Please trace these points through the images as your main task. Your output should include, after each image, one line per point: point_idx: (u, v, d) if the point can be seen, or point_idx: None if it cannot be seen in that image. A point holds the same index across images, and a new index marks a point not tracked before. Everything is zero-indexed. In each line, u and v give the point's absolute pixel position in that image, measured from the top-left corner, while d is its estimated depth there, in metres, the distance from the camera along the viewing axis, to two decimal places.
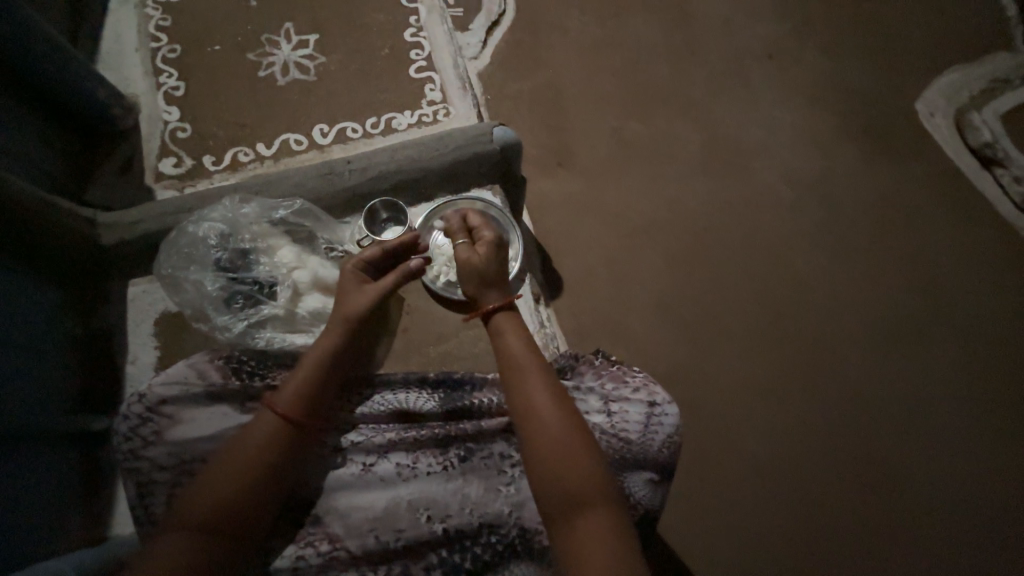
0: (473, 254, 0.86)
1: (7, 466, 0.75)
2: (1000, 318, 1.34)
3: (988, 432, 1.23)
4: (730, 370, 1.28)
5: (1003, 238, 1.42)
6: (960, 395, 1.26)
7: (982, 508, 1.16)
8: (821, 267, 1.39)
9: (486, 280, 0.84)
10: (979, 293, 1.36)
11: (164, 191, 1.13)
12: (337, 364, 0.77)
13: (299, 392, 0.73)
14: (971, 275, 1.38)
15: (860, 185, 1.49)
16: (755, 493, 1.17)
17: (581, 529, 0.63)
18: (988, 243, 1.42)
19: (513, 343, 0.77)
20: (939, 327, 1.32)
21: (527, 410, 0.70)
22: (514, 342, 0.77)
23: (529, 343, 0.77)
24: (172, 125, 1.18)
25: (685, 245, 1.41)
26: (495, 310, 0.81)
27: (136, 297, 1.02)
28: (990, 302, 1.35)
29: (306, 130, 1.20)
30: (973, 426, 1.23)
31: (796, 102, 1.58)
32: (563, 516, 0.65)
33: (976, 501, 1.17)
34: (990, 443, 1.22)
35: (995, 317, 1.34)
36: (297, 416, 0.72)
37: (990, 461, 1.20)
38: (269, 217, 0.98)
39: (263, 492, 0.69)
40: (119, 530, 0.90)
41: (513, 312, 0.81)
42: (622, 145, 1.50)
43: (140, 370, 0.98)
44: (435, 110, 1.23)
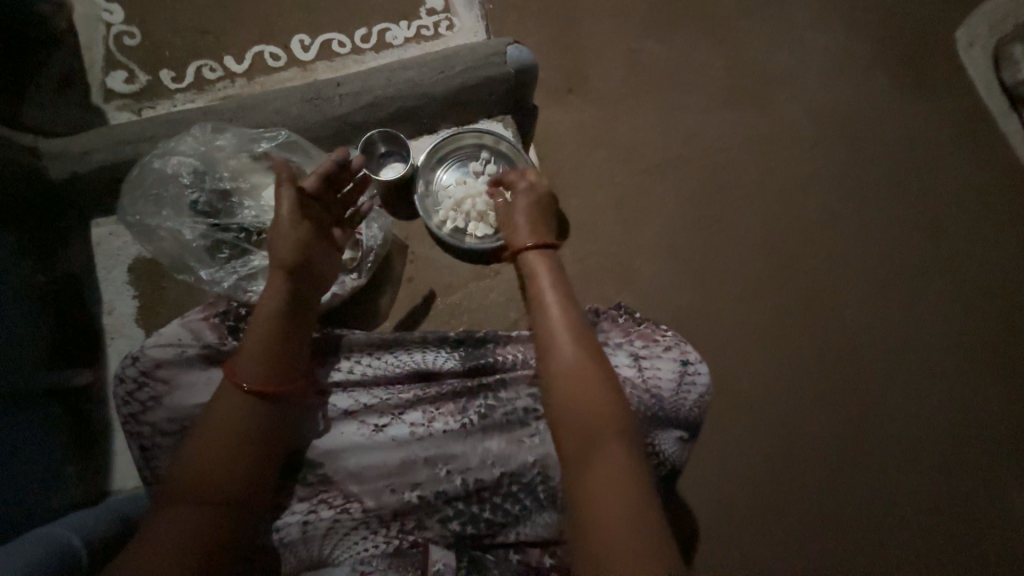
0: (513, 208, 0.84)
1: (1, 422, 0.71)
2: (1005, 267, 1.31)
3: (976, 380, 1.25)
4: (740, 322, 1.25)
5: (1017, 182, 1.37)
6: (958, 346, 1.26)
7: (960, 450, 1.21)
8: (842, 215, 1.33)
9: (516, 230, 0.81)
10: (988, 240, 1.33)
11: (116, 113, 0.96)
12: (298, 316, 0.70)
13: (257, 357, 0.65)
14: (981, 222, 1.34)
15: (887, 123, 1.38)
16: (758, 442, 1.19)
17: (591, 458, 0.59)
18: (1001, 188, 1.36)
19: (544, 279, 0.74)
20: (944, 276, 1.30)
21: (545, 336, 0.68)
22: (546, 278, 0.74)
23: (557, 279, 0.74)
24: (117, 29, 0.98)
25: (700, 187, 1.31)
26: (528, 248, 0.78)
27: (103, 241, 0.93)
28: (997, 250, 1.32)
29: (283, 41, 1.01)
30: (963, 373, 1.25)
31: (832, 24, 1.41)
32: (573, 442, 0.61)
33: (958, 444, 1.21)
34: (976, 390, 1.24)
35: (999, 266, 1.31)
36: (264, 386, 0.64)
37: (973, 407, 1.23)
38: (250, 150, 0.83)
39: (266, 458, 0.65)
40: (121, 484, 0.88)
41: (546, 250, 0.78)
42: (640, 72, 1.33)
43: (119, 320, 0.91)
44: (437, 21, 1.04)
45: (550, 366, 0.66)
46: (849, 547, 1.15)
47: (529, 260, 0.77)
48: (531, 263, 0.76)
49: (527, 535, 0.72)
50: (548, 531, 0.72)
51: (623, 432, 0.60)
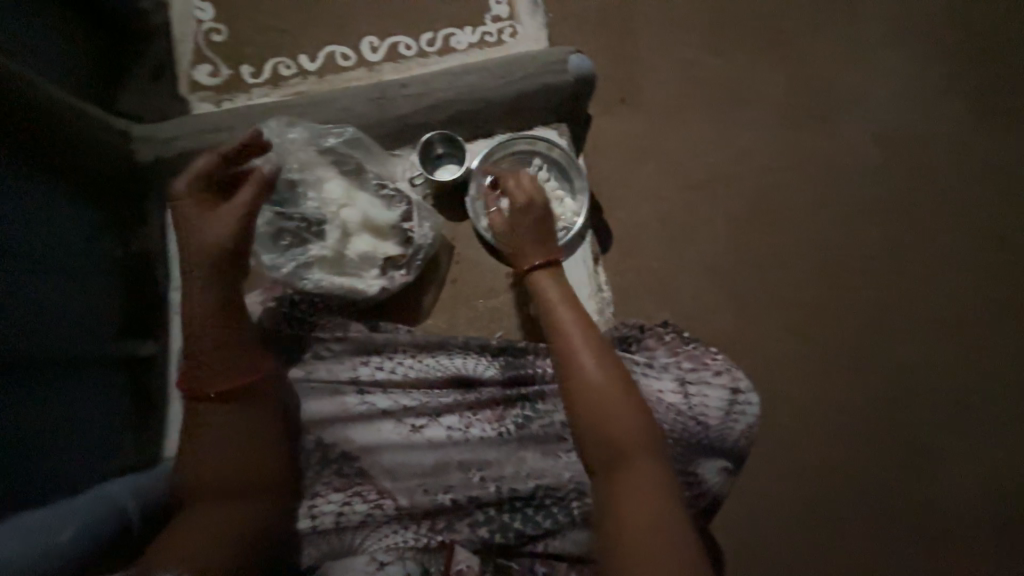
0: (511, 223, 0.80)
1: (68, 387, 0.76)
2: None
3: None
4: (787, 352, 1.19)
5: None
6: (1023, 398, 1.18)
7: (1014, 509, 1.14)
8: (907, 247, 1.25)
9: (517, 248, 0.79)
10: None
11: (200, 104, 1.03)
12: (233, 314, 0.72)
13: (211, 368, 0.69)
14: None
15: (963, 154, 1.30)
16: (797, 481, 1.13)
17: (623, 482, 0.60)
18: None
19: (556, 301, 0.73)
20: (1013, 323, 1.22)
21: (563, 356, 0.67)
22: (556, 298, 0.73)
23: (568, 297, 0.73)
24: (206, 26, 1.05)
25: (753, 208, 1.27)
26: (536, 266, 0.77)
27: (178, 221, 1.00)
28: None
29: (354, 42, 1.05)
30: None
31: (910, 45, 1.34)
32: (604, 464, 0.61)
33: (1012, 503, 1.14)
34: None
35: None
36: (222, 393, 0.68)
37: None
38: (318, 144, 0.88)
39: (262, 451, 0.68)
40: (170, 451, 0.93)
41: (552, 267, 0.77)
42: (698, 86, 1.30)
43: (184, 297, 0.99)
44: (501, 28, 1.07)
45: (570, 385, 0.65)
46: None
47: (536, 280, 0.76)
48: (540, 282, 0.76)
49: (555, 547, 0.70)
50: (574, 546, 0.71)
51: (655, 454, 0.61)
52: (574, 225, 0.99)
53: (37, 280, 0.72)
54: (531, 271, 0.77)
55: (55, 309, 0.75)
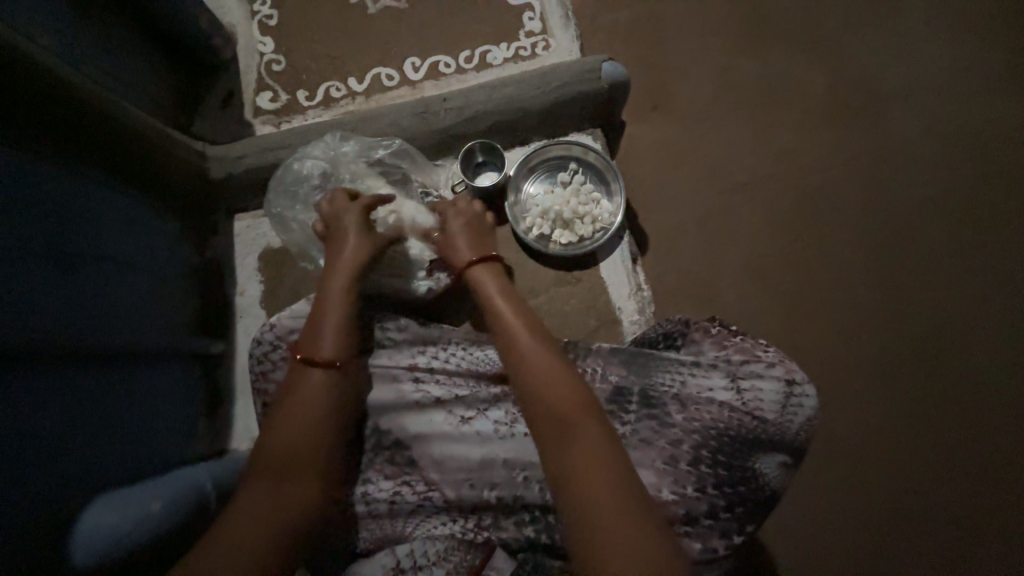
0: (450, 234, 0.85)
1: (145, 377, 0.85)
2: None
3: None
4: (835, 354, 1.16)
5: None
6: None
7: None
8: (961, 243, 1.21)
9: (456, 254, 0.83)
10: None
11: (262, 127, 1.13)
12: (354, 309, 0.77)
13: (332, 335, 0.72)
14: None
15: (1020, 144, 1.24)
16: (851, 488, 1.10)
17: (564, 445, 0.61)
18: None
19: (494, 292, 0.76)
20: None
21: (508, 342, 0.70)
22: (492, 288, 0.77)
23: (505, 287, 0.77)
24: (267, 57, 1.16)
25: (794, 206, 1.25)
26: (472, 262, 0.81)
27: (242, 232, 1.08)
28: None
29: (398, 64, 1.13)
30: None
31: (956, 35, 1.30)
32: (549, 431, 0.63)
33: None
34: None
35: None
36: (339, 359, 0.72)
37: None
38: (368, 156, 0.94)
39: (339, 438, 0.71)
40: (237, 444, 1.00)
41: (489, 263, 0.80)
42: (732, 89, 1.31)
43: (248, 302, 1.06)
44: (534, 42, 1.12)
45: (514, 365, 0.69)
46: None
47: (472, 273, 0.80)
48: (476, 275, 0.79)
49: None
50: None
51: (596, 416, 0.63)
52: (611, 225, 1.00)
53: (115, 273, 0.82)
54: (469, 266, 0.80)
55: (131, 303, 0.84)
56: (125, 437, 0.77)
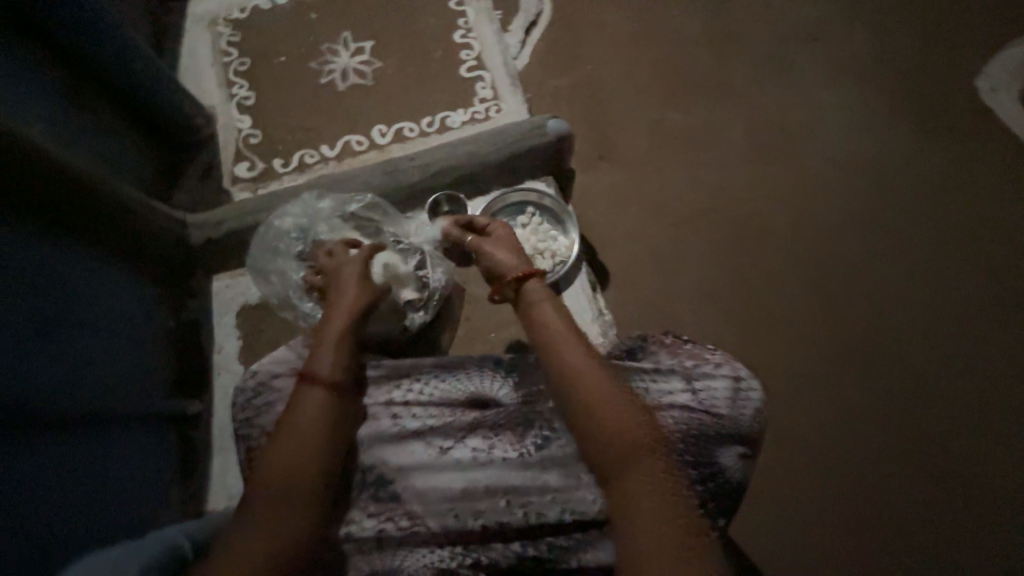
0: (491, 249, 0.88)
1: (111, 444, 0.83)
2: None
3: None
4: (787, 361, 1.26)
5: None
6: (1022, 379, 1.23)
7: None
8: (880, 253, 1.37)
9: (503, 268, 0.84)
10: None
11: (239, 193, 1.20)
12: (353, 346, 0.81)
13: (336, 359, 0.78)
14: None
15: (916, 166, 1.45)
16: (818, 487, 1.17)
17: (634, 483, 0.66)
18: None
19: (548, 311, 0.78)
20: (998, 309, 1.30)
21: (566, 371, 0.72)
22: (546, 307, 0.78)
23: (559, 307, 0.78)
24: (244, 132, 1.26)
25: (733, 232, 1.39)
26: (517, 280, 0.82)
27: (220, 292, 1.12)
28: None
29: (367, 131, 1.26)
30: None
31: (844, 83, 1.55)
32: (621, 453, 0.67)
33: None
34: None
35: None
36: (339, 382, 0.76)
37: None
38: (343, 211, 1.01)
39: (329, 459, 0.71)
40: (214, 505, 0.98)
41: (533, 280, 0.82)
42: (665, 137, 1.50)
43: (225, 359, 1.08)
44: (487, 107, 1.27)
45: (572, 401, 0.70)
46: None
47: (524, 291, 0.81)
48: (528, 292, 0.80)
49: (589, 560, 0.72)
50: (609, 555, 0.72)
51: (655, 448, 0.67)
52: (568, 258, 1.11)
53: (77, 332, 0.82)
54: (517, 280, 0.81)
55: (90, 363, 0.83)
56: (83, 503, 0.74)
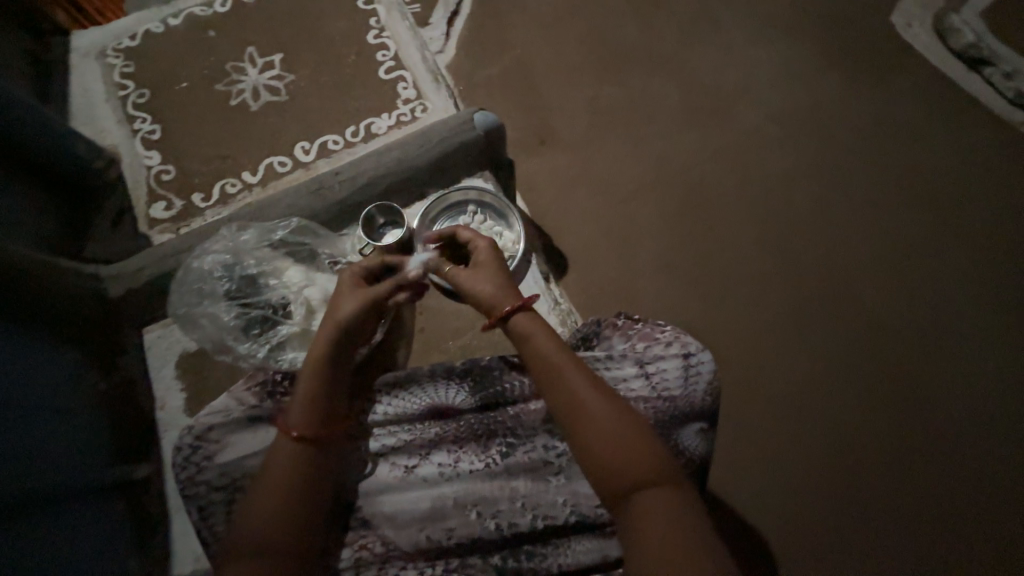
0: (476, 275, 0.80)
1: (58, 528, 0.77)
2: (994, 217, 1.36)
3: (995, 331, 1.25)
4: (750, 319, 1.27)
5: (988, 135, 1.43)
6: (969, 302, 1.28)
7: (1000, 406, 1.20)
8: (824, 200, 1.39)
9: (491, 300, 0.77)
10: (971, 196, 1.38)
11: (160, 236, 1.12)
12: (334, 375, 0.74)
13: (308, 409, 0.70)
14: (960, 180, 1.40)
15: (846, 109, 1.48)
16: (798, 439, 1.18)
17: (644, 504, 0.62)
18: (972, 144, 1.43)
19: (546, 341, 0.72)
20: (937, 239, 1.34)
21: (573, 402, 0.68)
22: (545, 337, 0.73)
23: (560, 341, 0.73)
24: (155, 169, 1.17)
25: (681, 200, 1.39)
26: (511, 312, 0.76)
27: (154, 344, 1.05)
28: (983, 203, 1.37)
29: (289, 150, 1.19)
30: (983, 327, 1.26)
31: (768, 36, 1.56)
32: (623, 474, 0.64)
33: (997, 400, 1.20)
34: (999, 341, 1.25)
35: (988, 218, 1.36)
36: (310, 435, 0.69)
37: (997, 358, 1.23)
38: (269, 240, 0.97)
39: (310, 490, 0.68)
40: (178, 570, 0.93)
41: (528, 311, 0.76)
42: (602, 113, 1.47)
43: (172, 414, 1.02)
44: (412, 107, 1.22)
45: (580, 430, 0.66)
46: (916, 528, 1.11)
47: (518, 322, 0.75)
48: (522, 323, 0.75)
49: (567, 565, 0.71)
50: (588, 557, 0.71)
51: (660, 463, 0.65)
52: (516, 252, 1.07)
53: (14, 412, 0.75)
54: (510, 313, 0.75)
55: (21, 449, 0.74)
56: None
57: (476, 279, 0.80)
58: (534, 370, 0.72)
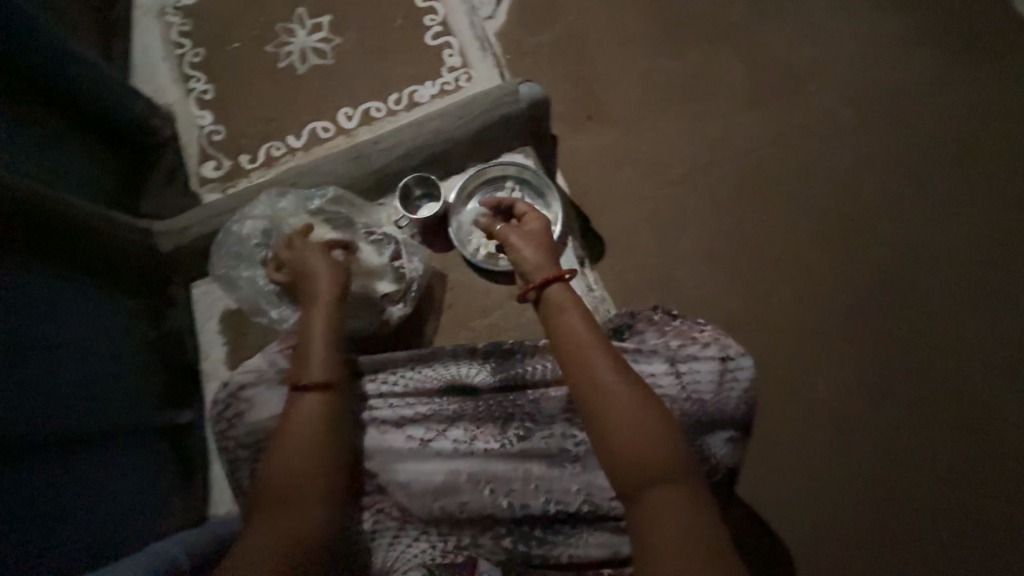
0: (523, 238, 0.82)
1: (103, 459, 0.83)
2: None
3: None
4: (798, 322, 1.19)
5: None
6: None
7: None
8: (898, 197, 1.25)
9: (536, 262, 0.78)
10: None
11: (209, 195, 1.17)
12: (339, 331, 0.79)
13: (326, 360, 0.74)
14: None
15: (938, 95, 1.31)
16: (837, 454, 1.11)
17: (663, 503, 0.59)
18: None
19: (572, 318, 0.71)
20: None
21: (593, 387, 0.65)
22: (575, 313, 0.71)
23: (591, 320, 0.71)
24: (206, 129, 1.21)
25: (734, 188, 1.29)
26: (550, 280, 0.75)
27: (200, 299, 1.12)
28: None
29: (332, 116, 1.19)
30: None
31: (856, 7, 1.39)
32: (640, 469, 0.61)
33: None
34: None
35: None
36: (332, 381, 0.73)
37: None
38: (306, 206, 0.98)
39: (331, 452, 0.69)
40: (217, 509, 1.04)
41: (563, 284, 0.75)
42: (657, 89, 1.38)
43: (214, 366, 1.09)
44: (457, 76, 1.18)
45: (599, 418, 0.64)
46: (959, 560, 1.04)
47: (549, 296, 0.74)
48: (557, 296, 0.73)
49: (577, 555, 0.70)
50: (599, 551, 0.70)
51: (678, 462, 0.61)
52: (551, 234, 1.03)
53: (63, 358, 0.81)
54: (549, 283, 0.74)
55: (66, 385, 0.80)
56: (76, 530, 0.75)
57: (523, 240, 0.82)
58: (557, 348, 0.70)
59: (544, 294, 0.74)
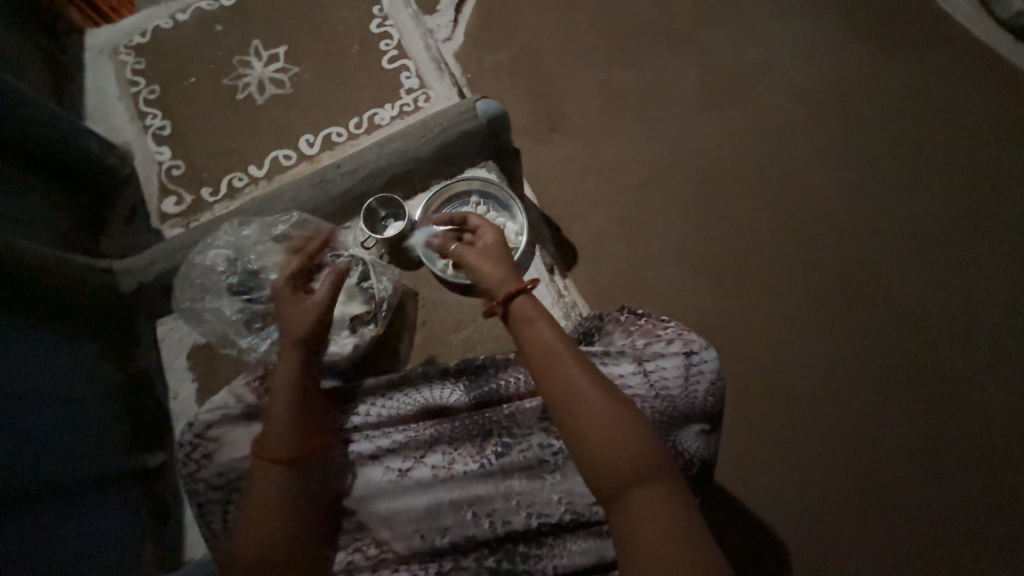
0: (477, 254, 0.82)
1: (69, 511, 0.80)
2: None
3: None
4: (767, 312, 1.22)
5: None
6: (1006, 292, 1.20)
7: None
8: (850, 185, 1.31)
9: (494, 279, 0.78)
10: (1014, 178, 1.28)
11: (171, 230, 1.15)
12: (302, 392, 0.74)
13: (283, 431, 0.70)
14: (1002, 161, 1.30)
15: (876, 87, 1.38)
16: (817, 439, 1.12)
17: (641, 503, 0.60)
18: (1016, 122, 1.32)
19: (540, 329, 0.71)
20: (976, 224, 1.25)
21: (566, 395, 0.65)
22: (542, 324, 0.71)
23: (558, 328, 0.71)
24: (166, 164, 1.20)
25: (695, 187, 1.34)
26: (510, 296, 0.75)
27: (167, 336, 1.08)
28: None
29: (294, 143, 1.19)
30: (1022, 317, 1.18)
31: (792, 10, 1.47)
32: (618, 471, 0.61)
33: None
34: None
35: None
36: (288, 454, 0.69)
37: None
38: (270, 233, 0.97)
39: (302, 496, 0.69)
40: (192, 554, 0.98)
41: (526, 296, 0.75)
42: (613, 97, 1.42)
43: (183, 405, 1.05)
44: (415, 97, 1.20)
45: (575, 426, 0.64)
46: (944, 531, 1.06)
47: (514, 309, 0.73)
48: (523, 309, 0.73)
49: (564, 565, 0.70)
50: (585, 558, 0.70)
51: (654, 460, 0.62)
52: (519, 244, 1.05)
53: (24, 407, 0.78)
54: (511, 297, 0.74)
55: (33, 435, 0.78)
56: None
57: (479, 257, 0.81)
58: (528, 361, 0.70)
59: (510, 310, 0.74)
